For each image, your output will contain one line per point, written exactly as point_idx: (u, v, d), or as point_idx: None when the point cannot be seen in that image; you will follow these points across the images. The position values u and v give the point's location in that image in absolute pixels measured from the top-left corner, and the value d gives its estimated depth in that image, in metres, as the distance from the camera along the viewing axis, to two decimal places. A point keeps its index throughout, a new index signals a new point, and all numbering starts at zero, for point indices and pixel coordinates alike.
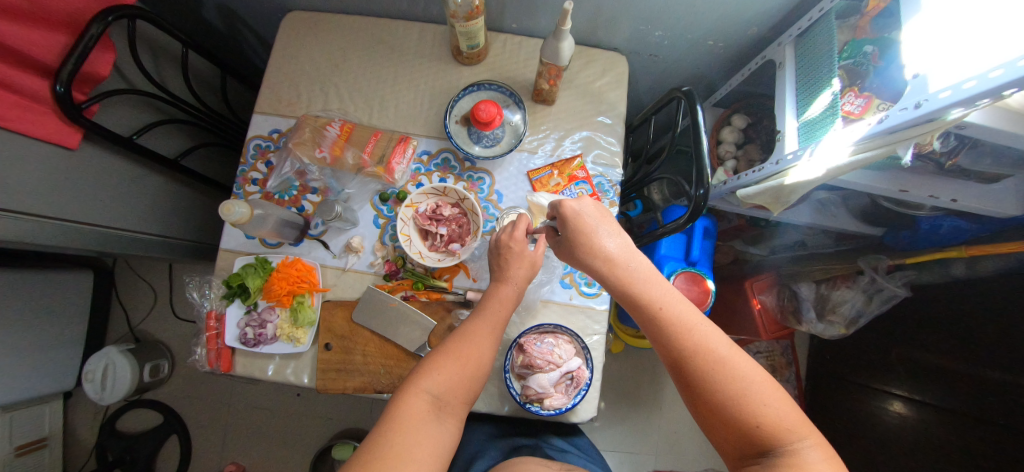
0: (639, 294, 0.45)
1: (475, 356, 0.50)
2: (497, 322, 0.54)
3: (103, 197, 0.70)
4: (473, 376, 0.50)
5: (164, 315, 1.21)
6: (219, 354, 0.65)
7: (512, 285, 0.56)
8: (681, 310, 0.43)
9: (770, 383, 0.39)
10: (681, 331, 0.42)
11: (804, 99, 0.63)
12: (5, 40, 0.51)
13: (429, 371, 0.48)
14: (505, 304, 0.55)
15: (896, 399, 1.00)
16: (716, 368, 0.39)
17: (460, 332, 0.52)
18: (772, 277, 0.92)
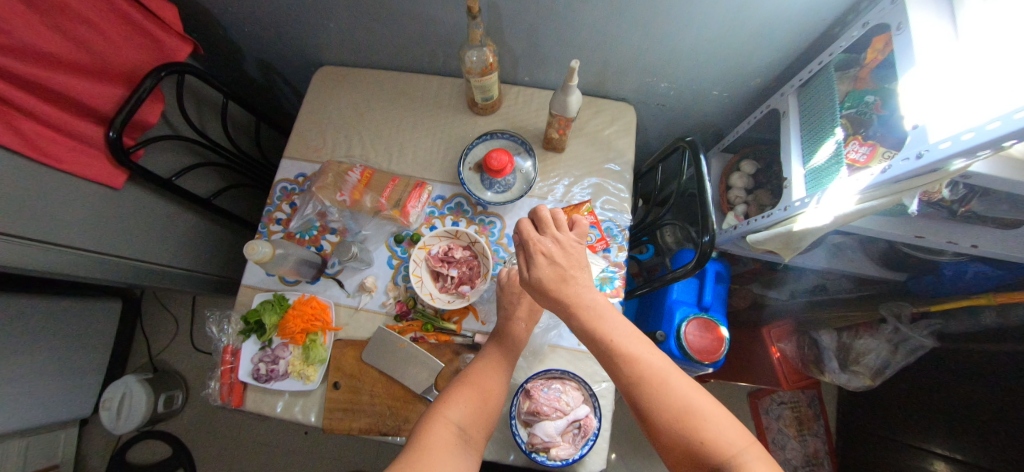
0: (590, 327, 0.43)
1: (493, 389, 0.52)
2: (509, 357, 0.56)
3: (141, 232, 0.75)
4: (493, 408, 0.51)
5: (183, 346, 1.24)
6: (231, 389, 0.66)
7: (521, 323, 0.60)
8: (633, 343, 0.42)
9: (715, 408, 0.39)
10: (631, 366, 0.41)
11: (810, 148, 0.65)
12: (71, 93, 0.59)
13: (454, 402, 0.49)
14: (516, 341, 0.58)
15: (936, 457, 0.91)
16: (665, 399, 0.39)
17: (475, 366, 0.54)
18: (789, 323, 0.90)
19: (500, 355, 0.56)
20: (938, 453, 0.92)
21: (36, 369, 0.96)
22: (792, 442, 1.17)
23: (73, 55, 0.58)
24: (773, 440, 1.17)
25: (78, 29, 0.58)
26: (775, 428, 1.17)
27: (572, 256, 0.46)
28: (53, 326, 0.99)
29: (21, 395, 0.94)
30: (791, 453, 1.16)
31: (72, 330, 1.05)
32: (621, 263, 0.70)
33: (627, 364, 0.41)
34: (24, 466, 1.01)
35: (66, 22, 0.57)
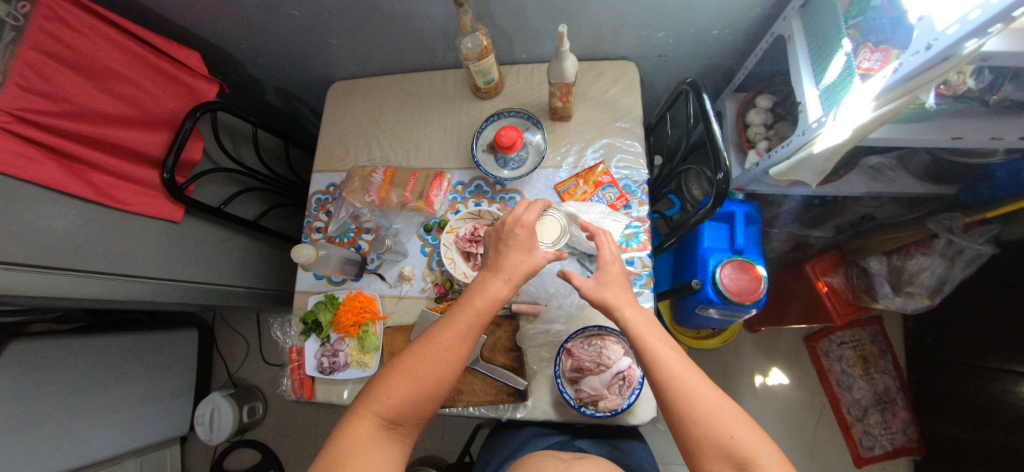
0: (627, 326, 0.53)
1: (432, 372, 0.50)
2: (469, 330, 0.53)
3: (205, 258, 0.84)
4: (434, 390, 0.50)
5: (256, 362, 1.36)
6: (302, 383, 0.74)
7: (502, 285, 0.54)
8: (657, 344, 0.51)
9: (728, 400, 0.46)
10: (662, 355, 0.50)
11: (821, 66, 0.62)
12: (128, 144, 0.67)
13: (381, 393, 0.50)
14: (486, 307, 0.53)
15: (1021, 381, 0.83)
16: (714, 421, 0.45)
17: (417, 347, 0.52)
18: (834, 255, 0.86)
19: (457, 329, 0.52)
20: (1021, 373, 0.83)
21: (126, 400, 1.11)
22: (859, 382, 1.11)
23: (123, 110, 0.66)
24: (837, 381, 1.12)
25: (124, 87, 0.66)
26: (838, 370, 1.13)
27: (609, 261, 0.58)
28: (133, 358, 1.13)
29: (122, 424, 1.09)
30: (859, 393, 1.11)
31: (157, 359, 1.20)
32: (644, 216, 0.71)
33: (683, 381, 0.47)
34: None
35: (116, 83, 0.65)
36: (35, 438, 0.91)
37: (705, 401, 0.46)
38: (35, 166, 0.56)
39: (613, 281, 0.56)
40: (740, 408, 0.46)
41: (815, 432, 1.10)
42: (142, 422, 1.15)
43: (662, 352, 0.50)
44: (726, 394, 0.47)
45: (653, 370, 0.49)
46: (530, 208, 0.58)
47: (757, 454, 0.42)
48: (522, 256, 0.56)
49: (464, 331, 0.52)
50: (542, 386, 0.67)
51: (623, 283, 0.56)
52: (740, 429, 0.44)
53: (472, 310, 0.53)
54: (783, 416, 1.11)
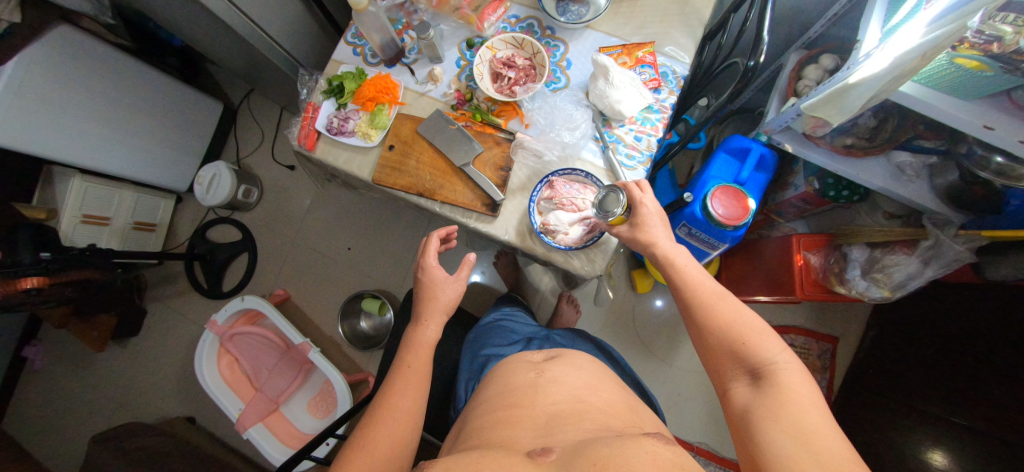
0: (664, 260, 0.57)
1: (399, 418, 0.58)
2: (418, 375, 0.64)
3: (263, 6, 0.89)
4: (405, 435, 0.57)
5: (264, 155, 1.44)
6: (307, 135, 0.79)
7: (427, 329, 0.68)
8: (690, 269, 0.55)
9: (753, 316, 0.48)
10: (695, 279, 0.53)
11: (895, 7, 0.62)
12: None
13: (353, 461, 0.53)
14: (425, 348, 0.67)
15: (936, 447, 0.89)
16: (737, 333, 0.47)
17: (374, 413, 0.59)
18: (823, 235, 0.89)
19: (408, 380, 0.62)
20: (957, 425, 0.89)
21: (139, 133, 1.18)
22: None
23: None
24: None
25: None
26: None
27: (653, 212, 0.59)
28: (158, 98, 1.20)
29: (127, 153, 1.17)
30: None
31: (180, 109, 1.28)
32: (668, 105, 0.73)
33: (704, 298, 0.51)
34: (132, 212, 1.31)
35: None
36: (55, 122, 0.97)
37: (724, 315, 0.49)
38: None
39: (644, 221, 0.58)
40: (763, 322, 0.48)
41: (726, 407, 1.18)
42: (143, 161, 1.23)
43: (691, 273, 0.54)
44: (747, 307, 0.49)
45: (684, 290, 0.53)
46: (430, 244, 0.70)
47: (772, 356, 0.44)
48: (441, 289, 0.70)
49: (417, 375, 0.64)
50: (515, 211, 0.72)
51: (661, 218, 0.59)
52: (756, 338, 0.46)
53: (416, 359, 0.65)
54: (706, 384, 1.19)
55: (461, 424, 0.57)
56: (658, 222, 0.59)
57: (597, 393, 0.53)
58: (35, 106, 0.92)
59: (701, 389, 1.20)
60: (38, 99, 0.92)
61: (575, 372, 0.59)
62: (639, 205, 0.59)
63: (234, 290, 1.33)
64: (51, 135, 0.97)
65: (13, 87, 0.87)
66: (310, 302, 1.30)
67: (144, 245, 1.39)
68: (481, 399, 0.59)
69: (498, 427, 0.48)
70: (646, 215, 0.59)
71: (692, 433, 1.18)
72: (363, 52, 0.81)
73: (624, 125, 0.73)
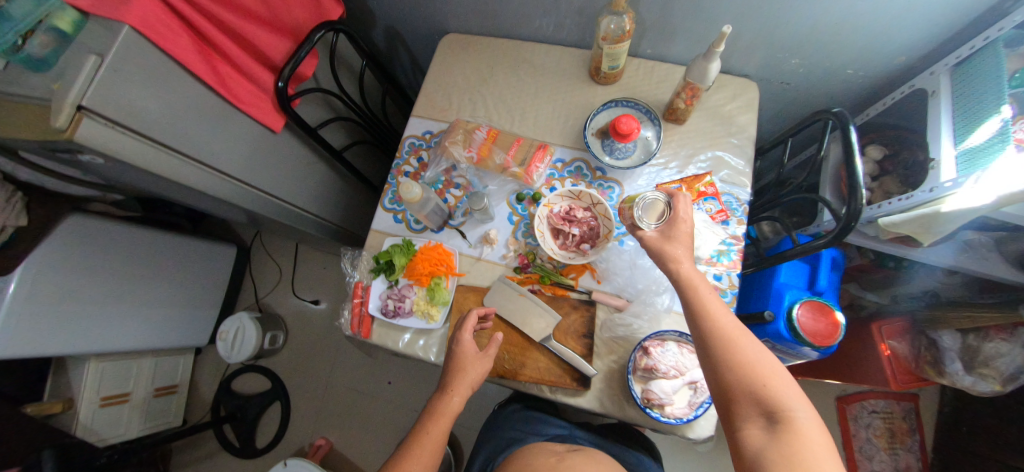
0: (687, 286, 0.50)
1: None
2: (433, 450, 0.57)
3: (287, 176, 0.85)
4: None
5: (284, 293, 1.38)
6: (361, 321, 0.73)
7: (453, 397, 0.60)
8: (711, 299, 0.48)
9: (777, 366, 0.43)
10: (717, 309, 0.47)
11: (965, 128, 0.61)
12: (256, 43, 0.68)
13: None
14: (445, 423, 0.59)
15: None
16: (760, 376, 0.42)
17: None
18: (902, 321, 0.86)
19: (423, 453, 0.56)
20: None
21: (150, 299, 1.11)
22: (881, 454, 1.10)
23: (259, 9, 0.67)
24: (860, 448, 1.10)
25: None
26: (863, 437, 1.11)
27: (682, 233, 0.55)
28: (169, 260, 1.14)
29: (138, 324, 1.09)
30: (879, 465, 1.09)
31: (193, 263, 1.21)
32: (739, 235, 0.70)
33: (728, 335, 0.45)
34: (152, 380, 1.21)
35: None
36: (54, 315, 0.90)
37: (749, 356, 0.43)
38: (175, 38, 0.55)
39: (680, 237, 0.54)
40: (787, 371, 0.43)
41: None
42: (158, 326, 1.15)
43: (715, 302, 0.48)
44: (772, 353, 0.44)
45: (702, 317, 0.47)
46: (471, 316, 0.65)
47: (794, 409, 0.39)
48: (476, 360, 0.63)
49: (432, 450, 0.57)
50: (606, 379, 0.66)
51: (686, 239, 0.54)
52: (782, 387, 0.41)
53: (436, 432, 0.58)
54: None
55: None
56: (687, 242, 0.54)
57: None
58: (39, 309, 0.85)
59: None
60: (35, 295, 0.85)
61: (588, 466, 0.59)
62: (677, 222, 0.55)
63: (269, 446, 1.22)
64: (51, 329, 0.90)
65: (17, 288, 0.83)
66: (355, 449, 1.19)
67: (166, 411, 1.27)
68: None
69: None
70: (682, 231, 0.55)
71: None
72: (405, 218, 0.76)
73: (700, 264, 0.70)
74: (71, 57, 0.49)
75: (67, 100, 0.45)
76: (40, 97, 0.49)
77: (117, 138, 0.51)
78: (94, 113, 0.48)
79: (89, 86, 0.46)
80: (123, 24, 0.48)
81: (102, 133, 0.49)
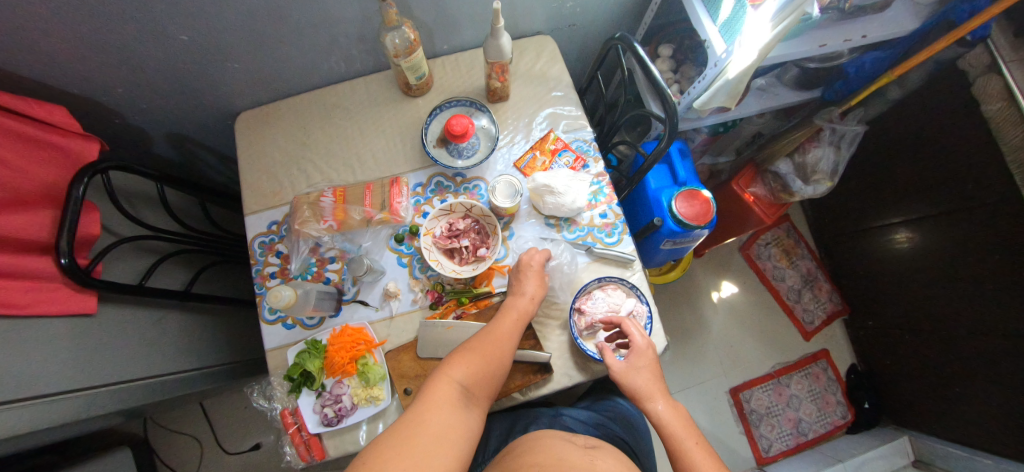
0: (672, 435, 0.57)
1: (493, 360, 0.57)
2: (515, 332, 0.61)
3: (131, 349, 0.71)
4: (494, 374, 0.56)
5: (216, 458, 1.19)
6: (309, 445, 0.65)
7: (529, 297, 0.64)
8: (696, 455, 0.54)
9: None
10: (703, 461, 0.53)
11: (714, 7, 0.74)
12: (4, 231, 0.53)
13: (455, 363, 0.55)
14: (523, 317, 0.62)
15: (902, 230, 1.05)
16: None
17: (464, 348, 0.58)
18: (751, 169, 1.03)
19: (502, 338, 0.59)
20: (901, 223, 1.05)
21: None
22: (789, 271, 1.32)
23: None
24: (773, 276, 1.32)
25: None
26: (771, 266, 1.32)
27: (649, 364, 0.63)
28: None
29: None
30: (792, 280, 1.31)
31: None
32: (602, 171, 0.76)
33: None
34: None
35: None
36: None
37: None
38: None
39: (646, 366, 0.62)
40: None
41: (767, 323, 1.28)
42: None
43: (701, 453, 0.54)
44: None
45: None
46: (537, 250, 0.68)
47: None
48: (536, 281, 0.66)
49: (510, 344, 0.59)
50: (562, 352, 0.68)
51: (653, 369, 0.63)
52: None
53: (508, 330, 0.60)
54: (743, 319, 1.29)
55: None
56: (649, 368, 0.62)
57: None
58: None
59: (742, 326, 1.28)
60: None
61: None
62: (640, 347, 0.63)
63: None
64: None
65: None
66: None
67: None
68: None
69: None
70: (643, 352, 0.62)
71: (762, 364, 1.25)
72: (296, 320, 0.69)
73: (585, 212, 0.74)
74: None
75: None
76: None
77: None
78: None
79: None
80: None
81: None
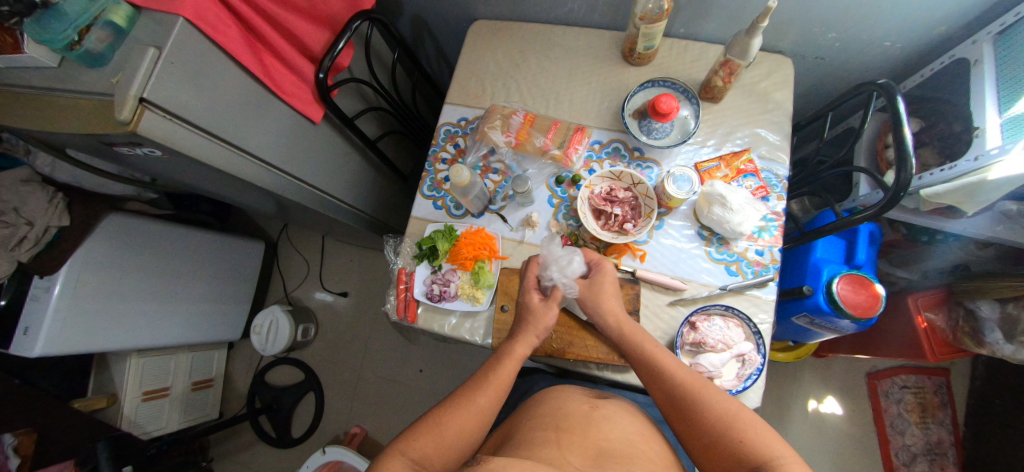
0: (641, 350, 0.56)
1: (455, 422, 0.52)
2: (495, 390, 0.57)
3: (323, 167, 0.86)
4: (456, 445, 0.51)
5: (312, 287, 1.42)
6: (406, 305, 0.74)
7: (522, 342, 0.61)
8: (665, 360, 0.54)
9: (738, 405, 0.48)
10: (673, 366, 0.53)
11: (1010, 95, 0.61)
12: (297, 34, 0.69)
13: (409, 436, 0.51)
14: (513, 364, 0.59)
15: None
16: (737, 425, 0.46)
17: (431, 412, 0.54)
18: (940, 293, 0.88)
19: (485, 388, 0.56)
20: None
21: (186, 295, 1.13)
22: (913, 429, 1.11)
23: None
24: (891, 423, 1.12)
25: None
26: (894, 412, 1.13)
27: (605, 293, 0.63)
28: (202, 257, 1.16)
29: (179, 317, 1.12)
30: (911, 440, 1.10)
31: (224, 258, 1.24)
32: (781, 211, 0.71)
33: (691, 387, 0.51)
34: (188, 374, 1.24)
35: None
36: (97, 314, 0.92)
37: (717, 406, 0.48)
38: (225, 30, 0.56)
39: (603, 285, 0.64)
40: (752, 410, 0.48)
41: (853, 465, 1.11)
42: (194, 323, 1.18)
43: (667, 357, 0.54)
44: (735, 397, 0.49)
45: (660, 377, 0.53)
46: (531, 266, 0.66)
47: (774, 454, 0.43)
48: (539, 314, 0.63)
49: (492, 392, 0.56)
50: None
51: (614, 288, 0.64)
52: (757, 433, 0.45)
53: (489, 381, 0.57)
54: (827, 444, 1.13)
55: (505, 435, 0.53)
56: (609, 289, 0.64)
57: (651, 444, 0.49)
58: (84, 305, 0.89)
59: (821, 451, 1.12)
60: (80, 293, 0.87)
61: (632, 419, 0.53)
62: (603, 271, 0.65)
63: (305, 435, 1.24)
64: (93, 326, 0.92)
65: (66, 283, 0.84)
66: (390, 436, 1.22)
67: (204, 406, 1.30)
68: (522, 420, 0.54)
69: (542, 444, 0.45)
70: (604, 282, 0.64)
71: None
72: (445, 204, 0.78)
73: (742, 240, 0.71)
74: (128, 50, 0.50)
75: (130, 93, 0.46)
76: (101, 91, 0.51)
77: (175, 130, 0.52)
78: (154, 106, 0.48)
79: (150, 78, 0.47)
80: (179, 17, 0.49)
81: (161, 125, 0.50)
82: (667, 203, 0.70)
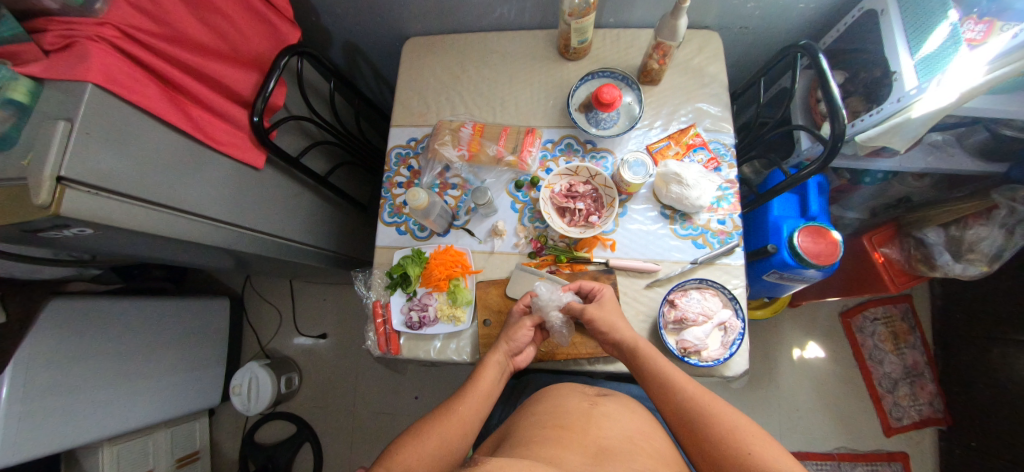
0: (648, 359, 0.57)
1: (440, 437, 0.54)
2: (475, 406, 0.58)
3: (274, 211, 0.82)
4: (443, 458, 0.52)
5: (288, 334, 1.36)
6: (388, 338, 0.71)
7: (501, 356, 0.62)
8: (672, 374, 0.54)
9: (745, 419, 0.49)
10: (678, 377, 0.54)
11: (918, 38, 0.66)
12: (222, 80, 0.66)
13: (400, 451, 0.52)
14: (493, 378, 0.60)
15: None
16: (738, 438, 0.47)
17: (415, 429, 0.56)
18: (891, 227, 0.94)
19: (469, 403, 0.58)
20: None
21: (154, 370, 1.06)
22: (890, 356, 1.18)
23: (217, 43, 0.65)
24: (869, 355, 1.19)
25: (218, 21, 0.64)
26: (871, 344, 1.19)
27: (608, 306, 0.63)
28: (163, 326, 1.09)
29: (149, 394, 1.05)
30: (890, 367, 1.17)
31: (189, 323, 1.17)
32: (734, 178, 0.73)
33: (695, 400, 0.51)
34: (170, 452, 1.16)
35: (215, 17, 0.64)
36: (57, 411, 0.85)
37: (723, 418, 0.49)
38: (144, 90, 0.53)
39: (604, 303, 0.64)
40: (758, 425, 0.48)
41: (844, 402, 1.16)
42: (166, 397, 1.10)
43: (673, 369, 0.55)
44: (742, 413, 0.49)
45: (664, 389, 0.54)
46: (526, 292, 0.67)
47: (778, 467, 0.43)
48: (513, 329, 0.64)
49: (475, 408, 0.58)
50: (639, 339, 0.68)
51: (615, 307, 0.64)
52: (759, 447, 0.45)
53: (474, 397, 0.59)
54: (817, 387, 1.18)
55: (502, 435, 0.52)
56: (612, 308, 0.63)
57: (650, 439, 0.50)
58: (39, 405, 0.81)
59: (812, 394, 1.18)
60: (32, 394, 0.80)
61: (632, 415, 0.53)
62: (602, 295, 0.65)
63: None
64: (55, 424, 0.84)
65: (13, 386, 0.77)
66: None
67: None
68: (519, 420, 0.54)
69: (541, 444, 0.45)
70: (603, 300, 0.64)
71: (825, 441, 1.14)
72: (408, 228, 0.76)
73: (703, 213, 0.72)
74: (36, 128, 0.46)
75: (45, 173, 0.42)
76: (11, 176, 0.46)
77: (104, 204, 0.48)
78: (75, 183, 0.44)
79: (64, 154, 0.43)
80: (87, 83, 0.46)
81: (88, 202, 0.46)
82: (626, 189, 0.71)
